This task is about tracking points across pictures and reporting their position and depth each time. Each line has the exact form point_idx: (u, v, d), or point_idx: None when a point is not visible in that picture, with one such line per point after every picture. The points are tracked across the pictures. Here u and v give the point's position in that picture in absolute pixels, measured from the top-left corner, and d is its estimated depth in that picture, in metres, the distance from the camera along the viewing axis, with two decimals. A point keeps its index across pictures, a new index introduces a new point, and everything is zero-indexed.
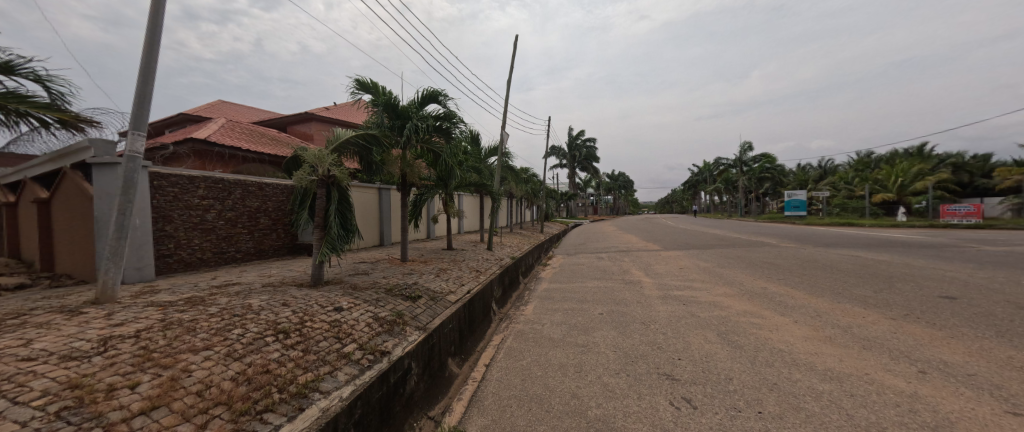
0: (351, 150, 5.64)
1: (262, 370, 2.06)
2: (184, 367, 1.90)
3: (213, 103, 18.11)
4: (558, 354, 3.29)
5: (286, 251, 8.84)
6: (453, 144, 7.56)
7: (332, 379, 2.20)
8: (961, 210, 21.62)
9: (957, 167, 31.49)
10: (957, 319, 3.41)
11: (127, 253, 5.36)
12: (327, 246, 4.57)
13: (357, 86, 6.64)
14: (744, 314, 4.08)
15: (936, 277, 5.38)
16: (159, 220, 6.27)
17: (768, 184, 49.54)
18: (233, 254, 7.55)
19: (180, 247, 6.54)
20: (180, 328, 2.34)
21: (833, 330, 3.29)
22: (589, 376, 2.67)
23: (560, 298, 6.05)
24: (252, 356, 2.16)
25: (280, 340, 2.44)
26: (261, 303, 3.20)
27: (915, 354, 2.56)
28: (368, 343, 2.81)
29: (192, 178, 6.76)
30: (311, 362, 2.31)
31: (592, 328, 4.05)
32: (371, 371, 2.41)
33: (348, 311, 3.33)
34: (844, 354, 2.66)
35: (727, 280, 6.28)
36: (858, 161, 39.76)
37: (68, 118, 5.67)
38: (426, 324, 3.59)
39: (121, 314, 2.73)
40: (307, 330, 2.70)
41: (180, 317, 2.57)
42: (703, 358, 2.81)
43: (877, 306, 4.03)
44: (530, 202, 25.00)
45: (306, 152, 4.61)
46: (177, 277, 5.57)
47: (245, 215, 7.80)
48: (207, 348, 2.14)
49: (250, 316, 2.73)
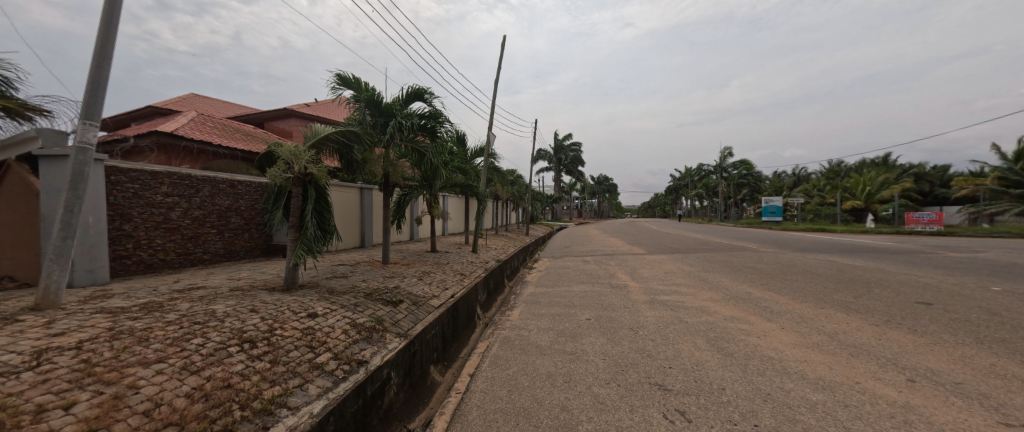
0: (331, 147, 5.37)
1: (223, 384, 1.86)
2: (132, 383, 1.70)
3: (185, 96, 17.30)
4: (545, 363, 3.18)
5: (259, 253, 8.45)
6: (439, 143, 7.41)
7: (302, 393, 2.03)
8: (924, 217, 22.76)
9: (919, 176, 33.41)
10: (936, 325, 3.50)
11: (77, 253, 4.92)
12: (302, 247, 4.33)
13: (338, 81, 6.41)
14: (732, 320, 4.09)
15: (911, 283, 5.58)
16: (117, 219, 5.81)
17: (746, 190, 51.21)
18: (200, 256, 7.13)
19: (139, 248, 6.09)
20: (131, 337, 2.10)
21: (819, 336, 3.32)
22: (578, 386, 2.58)
23: (548, 303, 5.98)
24: (212, 369, 1.96)
25: (245, 350, 2.24)
26: (227, 308, 2.95)
27: (901, 362, 2.59)
28: (344, 351, 2.63)
29: (155, 173, 6.33)
30: (279, 374, 2.12)
31: (580, 334, 3.98)
32: (346, 382, 2.24)
33: (323, 317, 3.13)
34: (832, 362, 2.67)
35: (713, 285, 6.35)
36: (830, 170, 41.70)
37: (13, 106, 5.23)
38: (408, 330, 3.42)
39: (63, 322, 2.44)
40: (276, 339, 2.51)
41: (132, 325, 2.31)
42: (693, 366, 2.77)
43: (858, 312, 4.12)
44: (517, 205, 25.01)
45: (281, 148, 4.36)
46: (133, 281, 5.17)
47: (214, 214, 7.40)
48: (160, 360, 1.92)
49: (213, 324, 2.50)
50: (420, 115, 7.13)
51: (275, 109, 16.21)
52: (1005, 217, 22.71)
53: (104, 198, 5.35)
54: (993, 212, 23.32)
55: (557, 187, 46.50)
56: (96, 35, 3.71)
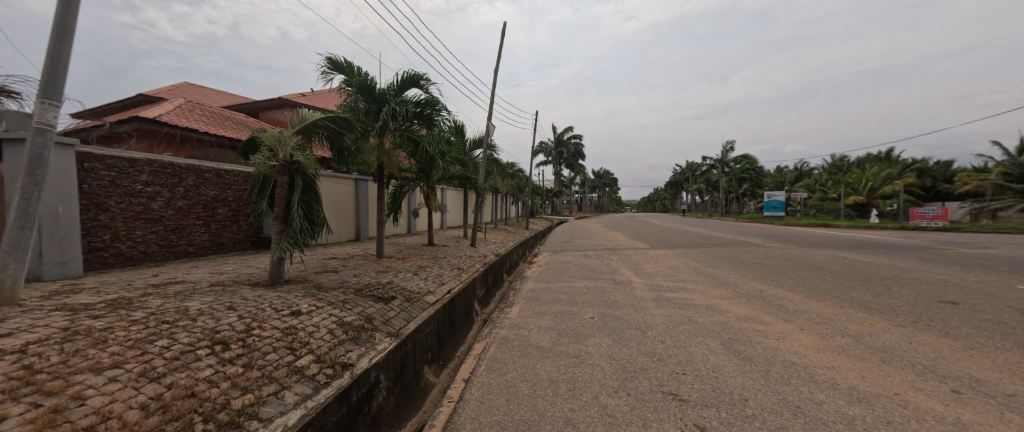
0: (320, 134, 5.09)
1: (186, 393, 1.65)
2: (78, 393, 1.49)
3: (177, 85, 17.01)
4: (547, 367, 2.99)
5: (248, 245, 8.29)
6: (435, 132, 7.16)
7: (277, 402, 1.83)
8: (930, 213, 22.48)
9: (922, 171, 33.23)
10: (969, 327, 3.30)
11: (46, 245, 4.72)
12: (287, 240, 4.11)
13: (328, 65, 6.13)
14: (745, 320, 3.90)
15: (931, 281, 5.39)
16: (92, 208, 5.52)
17: (747, 185, 51.07)
18: (185, 248, 6.94)
19: (118, 240, 5.86)
20: (86, 338, 1.89)
21: (843, 339, 3.13)
22: (584, 395, 2.38)
23: (549, 299, 5.78)
24: (175, 376, 1.75)
25: (215, 353, 2.02)
26: (202, 305, 2.73)
27: (941, 369, 2.40)
28: (327, 353, 2.42)
29: (133, 161, 6.06)
30: (253, 380, 1.91)
31: (584, 335, 3.78)
32: (328, 388, 2.04)
33: (307, 315, 2.93)
34: (863, 369, 2.47)
35: (721, 281, 6.16)
36: (832, 165, 41.37)
37: None
38: (400, 329, 3.23)
39: (14, 321, 2.21)
40: (253, 340, 2.30)
41: (91, 324, 2.09)
42: (710, 373, 2.57)
43: (881, 312, 3.92)
44: (519, 198, 24.88)
45: (264, 133, 4.10)
46: (108, 274, 4.99)
47: (199, 204, 7.21)
48: (115, 366, 1.71)
49: (183, 324, 2.28)
50: (416, 102, 6.86)
51: (270, 99, 15.88)
52: (1009, 214, 22.49)
53: (75, 184, 5.10)
54: (996, 208, 23.07)
55: (556, 181, 46.08)
56: (56, 6, 3.27)
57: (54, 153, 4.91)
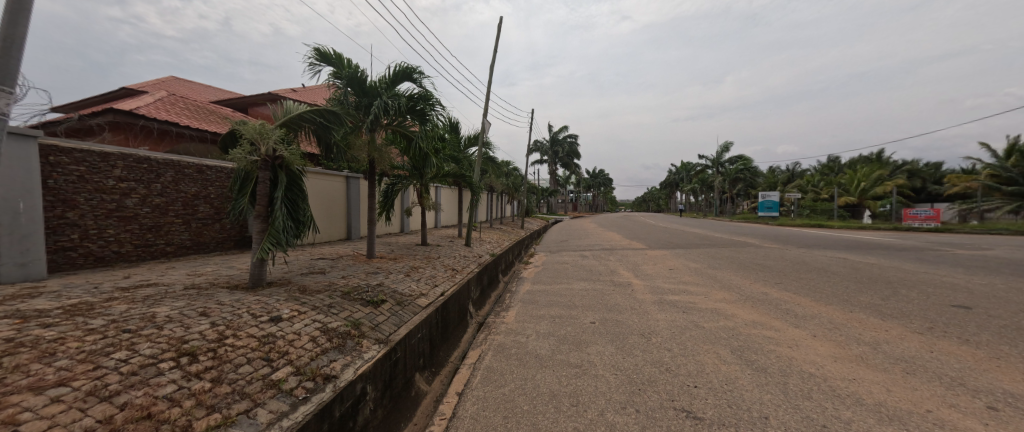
0: (307, 127, 4.86)
1: (141, 415, 1.45)
2: (10, 418, 1.28)
3: (163, 79, 16.58)
4: (547, 379, 2.83)
5: (231, 245, 8.05)
6: (429, 127, 6.95)
7: (248, 421, 1.63)
8: (921, 213, 22.77)
9: (912, 172, 33.83)
10: (989, 335, 3.20)
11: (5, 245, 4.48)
12: (269, 240, 3.89)
13: (316, 56, 5.90)
14: (754, 326, 3.77)
15: (938, 283, 5.32)
16: (59, 205, 5.23)
17: (741, 186, 51.54)
18: (162, 248, 6.68)
19: (88, 239, 5.58)
20: (32, 351, 1.68)
21: (860, 348, 3.01)
22: (589, 412, 2.22)
23: (547, 302, 5.61)
24: (131, 394, 1.55)
25: (180, 366, 1.83)
26: (171, 311, 2.52)
27: (970, 383, 2.29)
28: (308, 364, 2.23)
29: (105, 155, 5.76)
30: (221, 397, 1.72)
31: (585, 342, 3.63)
32: (307, 404, 1.85)
33: (288, 321, 2.73)
34: (887, 382, 2.35)
35: (723, 283, 6.05)
36: (825, 166, 41.96)
37: None
38: (389, 335, 3.04)
39: None
40: (226, 350, 2.10)
41: (39, 334, 1.87)
42: (724, 386, 2.43)
43: (893, 317, 3.83)
44: (515, 197, 24.68)
45: (244, 126, 3.88)
46: (74, 276, 4.73)
47: (179, 202, 6.95)
48: (60, 384, 1.50)
49: (147, 333, 2.07)
50: (409, 97, 6.65)
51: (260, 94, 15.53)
52: (998, 215, 22.92)
53: (37, 179, 4.84)
54: (985, 209, 23.47)
55: (552, 180, 46.02)
56: None
57: (16, 147, 4.64)
